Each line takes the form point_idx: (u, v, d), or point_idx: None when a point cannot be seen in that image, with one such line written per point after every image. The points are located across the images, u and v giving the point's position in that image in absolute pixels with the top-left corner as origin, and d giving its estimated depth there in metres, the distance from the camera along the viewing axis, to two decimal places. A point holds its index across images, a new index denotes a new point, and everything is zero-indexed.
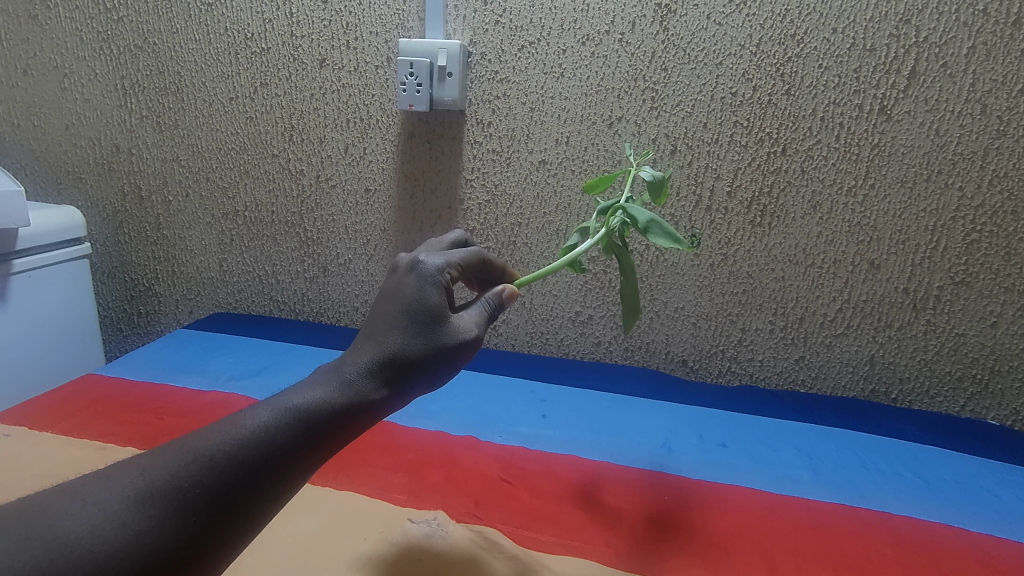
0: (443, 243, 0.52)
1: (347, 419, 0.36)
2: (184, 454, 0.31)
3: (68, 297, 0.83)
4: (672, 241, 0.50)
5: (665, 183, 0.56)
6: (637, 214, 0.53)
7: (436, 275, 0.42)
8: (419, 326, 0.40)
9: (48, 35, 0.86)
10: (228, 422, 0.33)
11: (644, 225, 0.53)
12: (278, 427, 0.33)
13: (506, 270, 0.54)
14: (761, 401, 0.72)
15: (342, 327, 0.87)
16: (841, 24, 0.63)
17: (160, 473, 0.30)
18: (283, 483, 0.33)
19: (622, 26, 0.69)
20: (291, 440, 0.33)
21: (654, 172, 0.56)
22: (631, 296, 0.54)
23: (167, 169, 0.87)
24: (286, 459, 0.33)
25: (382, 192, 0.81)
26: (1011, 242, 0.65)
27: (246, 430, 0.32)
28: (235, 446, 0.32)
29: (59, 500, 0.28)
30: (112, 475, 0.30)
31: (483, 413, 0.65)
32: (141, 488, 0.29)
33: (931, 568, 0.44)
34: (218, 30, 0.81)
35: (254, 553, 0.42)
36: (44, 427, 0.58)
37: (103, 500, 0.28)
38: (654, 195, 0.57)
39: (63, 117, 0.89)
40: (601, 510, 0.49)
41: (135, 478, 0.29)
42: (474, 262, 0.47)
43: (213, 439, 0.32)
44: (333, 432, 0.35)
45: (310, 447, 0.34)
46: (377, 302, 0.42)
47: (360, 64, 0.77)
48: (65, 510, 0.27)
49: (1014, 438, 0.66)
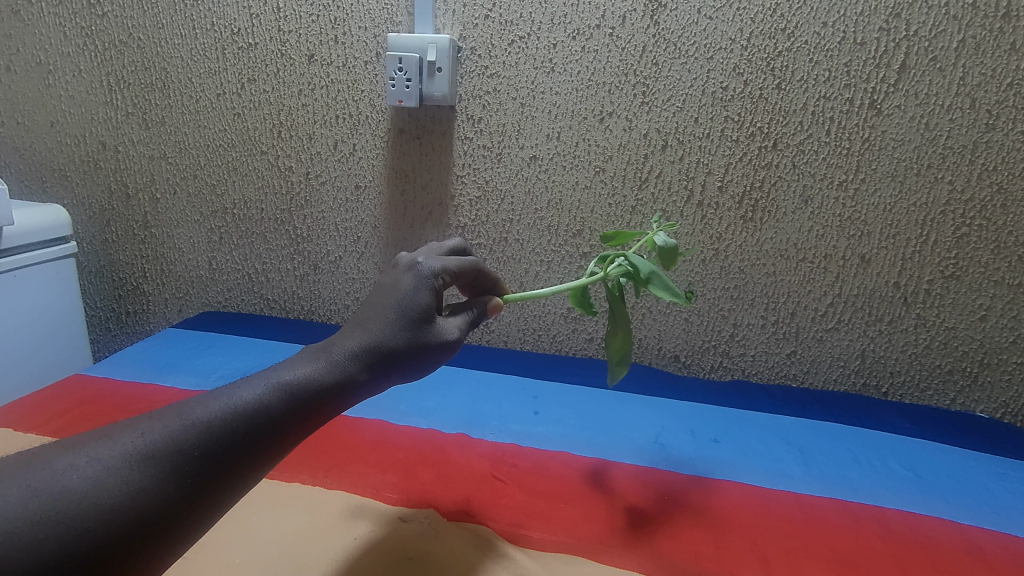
0: (442, 249, 0.51)
1: (331, 401, 0.35)
2: (183, 419, 0.30)
3: (55, 297, 0.82)
4: (670, 297, 0.50)
5: (676, 251, 0.55)
6: (638, 262, 0.52)
7: (431, 277, 0.42)
8: (407, 321, 0.39)
9: (31, 31, 0.84)
10: (222, 392, 0.33)
11: (644, 275, 0.51)
12: (270, 401, 0.33)
13: (498, 283, 0.52)
14: (753, 395, 0.72)
15: (332, 325, 0.87)
16: (831, 18, 0.63)
17: (161, 435, 0.29)
18: (268, 458, 0.32)
19: (612, 20, 0.68)
20: (282, 415, 0.33)
21: (668, 238, 0.55)
22: (621, 344, 0.52)
23: (154, 166, 0.86)
24: (275, 435, 0.32)
25: (372, 189, 0.80)
26: (1001, 236, 0.65)
27: (243, 404, 0.32)
28: (231, 416, 0.31)
29: (62, 455, 0.27)
30: (114, 435, 0.29)
31: (475, 410, 0.65)
32: (143, 449, 0.29)
33: (920, 560, 0.44)
34: (204, 26, 0.80)
35: (244, 553, 0.42)
36: (28, 429, 0.57)
37: (106, 457, 0.28)
38: (665, 263, 0.55)
39: (48, 114, 0.87)
40: (592, 505, 0.49)
41: (136, 439, 0.29)
42: (470, 271, 0.47)
43: (212, 408, 0.31)
44: (319, 410, 0.35)
45: (296, 423, 0.33)
46: (371, 294, 0.42)
47: (349, 59, 0.76)
48: (69, 465, 0.27)
49: (1004, 431, 0.67)
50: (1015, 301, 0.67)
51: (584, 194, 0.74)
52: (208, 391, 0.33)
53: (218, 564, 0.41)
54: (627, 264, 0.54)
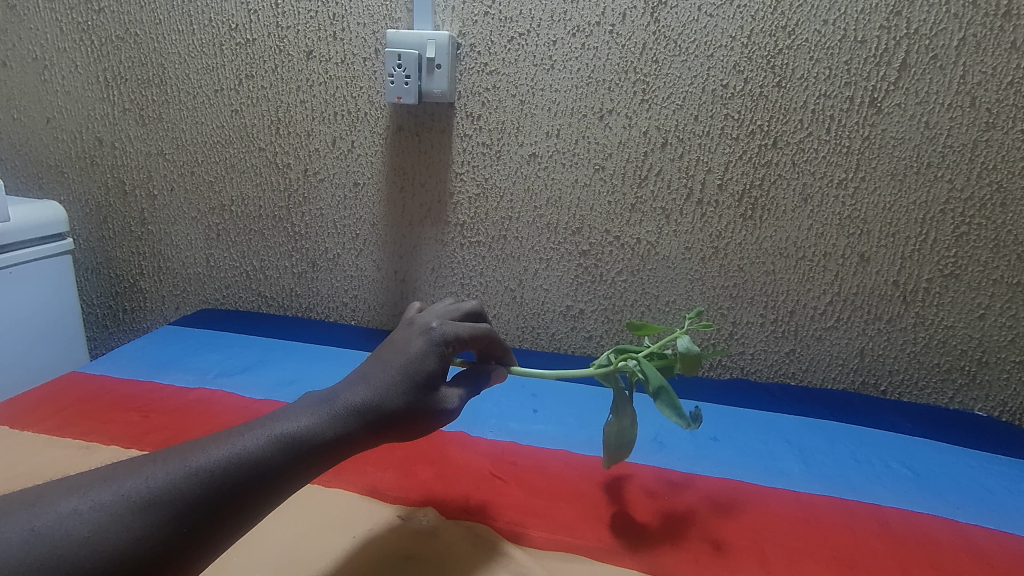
0: (455, 310, 0.48)
1: (329, 450, 0.35)
2: (186, 466, 0.30)
3: (50, 295, 0.81)
4: (676, 420, 0.45)
5: (699, 357, 0.48)
6: (648, 371, 0.47)
7: (442, 344, 0.41)
8: (411, 385, 0.39)
9: (27, 26, 0.84)
10: (225, 439, 0.32)
11: (652, 387, 0.47)
12: (272, 453, 0.33)
13: (508, 352, 0.51)
14: (753, 394, 0.72)
15: (331, 323, 0.87)
16: (832, 16, 0.63)
17: (164, 482, 0.29)
18: (270, 490, 0.32)
19: (612, 17, 0.68)
20: (281, 466, 0.33)
21: (691, 342, 0.49)
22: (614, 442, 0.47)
23: (152, 163, 0.86)
24: (275, 483, 0.32)
25: (371, 186, 0.80)
26: (1000, 234, 0.65)
27: (245, 452, 0.32)
28: (232, 464, 0.31)
29: (66, 497, 0.28)
30: (119, 477, 0.29)
31: (474, 408, 0.64)
32: (146, 494, 0.28)
33: (920, 561, 0.44)
34: (202, 21, 0.79)
35: (243, 553, 0.41)
36: (25, 428, 0.57)
37: (109, 501, 0.28)
38: (685, 368, 0.49)
39: (44, 110, 0.87)
40: (592, 504, 0.49)
41: (139, 484, 0.29)
42: (482, 337, 0.46)
43: (214, 454, 0.31)
44: (317, 462, 0.34)
45: (297, 462, 0.33)
46: (380, 351, 0.42)
47: (348, 55, 0.76)
48: (71, 509, 0.27)
49: (1001, 429, 0.67)
50: (1014, 299, 0.67)
51: (584, 192, 0.74)
52: (211, 435, 0.33)
53: (217, 563, 0.40)
54: (639, 367, 0.49)
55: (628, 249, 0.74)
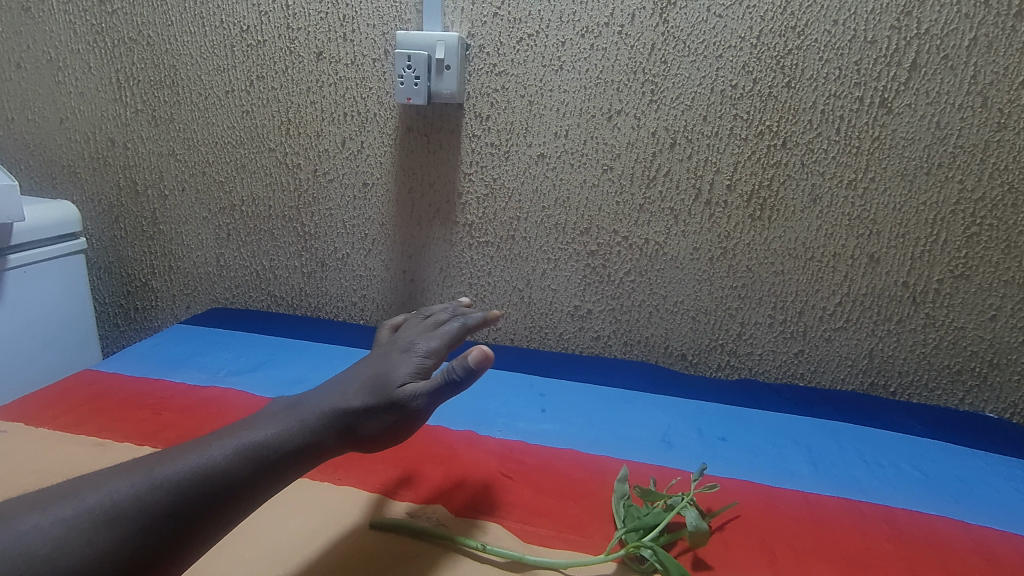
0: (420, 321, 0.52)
1: (299, 456, 0.37)
2: (150, 478, 0.32)
3: (62, 295, 0.82)
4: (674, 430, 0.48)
5: None
6: None
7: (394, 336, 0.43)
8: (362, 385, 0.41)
9: (41, 28, 0.85)
10: (192, 450, 0.34)
11: None
12: (238, 463, 0.34)
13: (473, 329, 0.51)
14: (760, 395, 0.71)
15: (340, 322, 0.87)
16: (842, 16, 0.63)
17: (127, 495, 0.31)
18: (238, 500, 0.34)
19: (622, 18, 0.68)
20: (249, 477, 0.34)
21: None
22: None
23: (163, 163, 0.87)
24: (242, 491, 0.34)
25: (380, 186, 0.80)
26: (1011, 235, 0.65)
27: (209, 462, 0.33)
28: (197, 475, 0.33)
29: (27, 514, 0.29)
30: (81, 493, 0.31)
31: (481, 407, 0.65)
32: (109, 508, 0.30)
33: (930, 562, 0.44)
34: (213, 23, 0.80)
35: (257, 552, 0.42)
36: (39, 424, 0.58)
37: (71, 516, 0.30)
38: None
39: (57, 111, 0.88)
40: (603, 505, 0.49)
41: (102, 498, 0.31)
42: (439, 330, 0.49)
43: (180, 466, 0.33)
44: (284, 469, 0.36)
45: (264, 473, 0.35)
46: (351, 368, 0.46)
47: (358, 56, 0.76)
48: (33, 525, 0.29)
49: (1012, 431, 0.66)
50: None
51: (592, 192, 0.74)
52: (178, 447, 0.35)
53: (231, 562, 0.41)
54: None
55: (634, 250, 0.75)
